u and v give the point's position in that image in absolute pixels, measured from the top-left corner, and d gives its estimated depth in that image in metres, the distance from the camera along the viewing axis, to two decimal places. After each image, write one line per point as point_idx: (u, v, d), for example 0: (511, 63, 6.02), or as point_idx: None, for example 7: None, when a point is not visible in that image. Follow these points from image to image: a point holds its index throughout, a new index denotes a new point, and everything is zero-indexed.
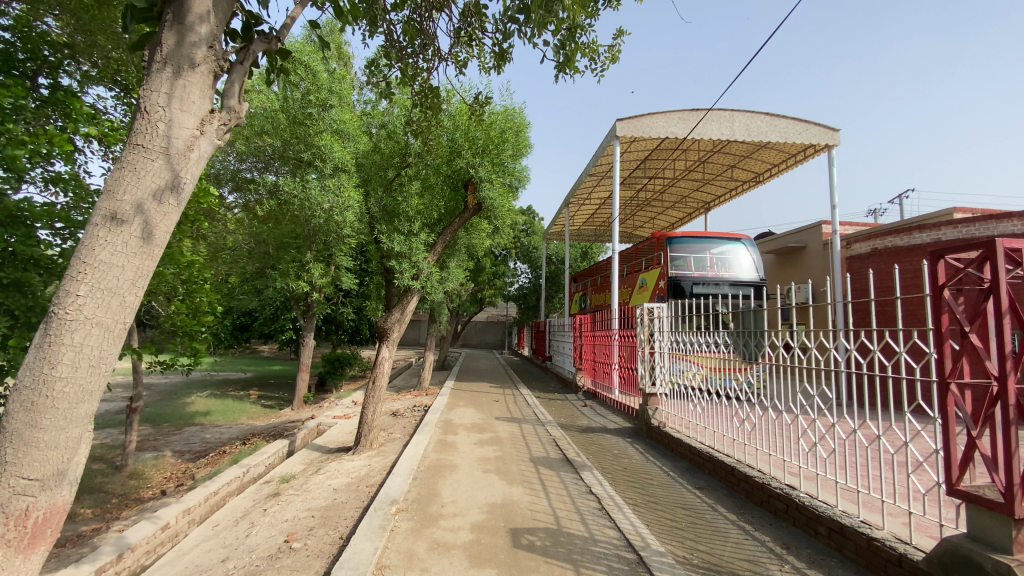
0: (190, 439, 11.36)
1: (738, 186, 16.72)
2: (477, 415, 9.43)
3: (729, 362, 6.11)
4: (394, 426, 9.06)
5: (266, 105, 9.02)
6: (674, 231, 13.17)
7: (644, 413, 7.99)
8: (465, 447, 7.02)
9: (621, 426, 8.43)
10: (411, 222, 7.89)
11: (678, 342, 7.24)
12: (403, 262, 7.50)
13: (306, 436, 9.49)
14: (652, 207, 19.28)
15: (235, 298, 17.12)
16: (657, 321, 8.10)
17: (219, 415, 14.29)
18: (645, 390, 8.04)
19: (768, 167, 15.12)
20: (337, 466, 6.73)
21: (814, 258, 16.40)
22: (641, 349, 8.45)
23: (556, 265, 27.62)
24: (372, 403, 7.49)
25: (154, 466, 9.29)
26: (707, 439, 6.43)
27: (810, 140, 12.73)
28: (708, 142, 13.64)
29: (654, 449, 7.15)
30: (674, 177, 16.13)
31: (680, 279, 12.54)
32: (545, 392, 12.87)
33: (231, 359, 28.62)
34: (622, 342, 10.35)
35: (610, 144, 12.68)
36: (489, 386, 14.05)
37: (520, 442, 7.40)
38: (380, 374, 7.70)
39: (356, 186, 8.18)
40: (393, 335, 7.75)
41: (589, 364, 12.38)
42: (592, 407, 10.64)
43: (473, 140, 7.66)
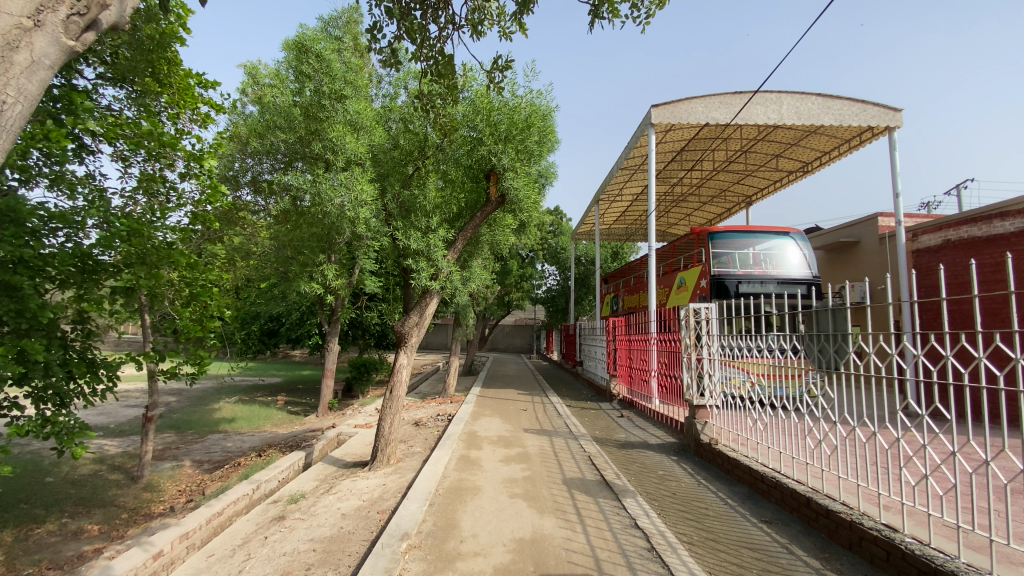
0: (211, 448, 11.09)
1: (783, 177, 15.50)
2: (504, 426, 8.72)
3: (799, 370, 5.16)
4: (414, 438, 8.45)
5: (280, 100, 8.62)
6: (716, 225, 12.17)
7: (691, 427, 7.04)
8: (491, 466, 6.30)
9: (664, 441, 7.54)
10: (429, 217, 7.25)
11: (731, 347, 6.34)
12: (421, 260, 6.88)
13: (324, 448, 9.00)
14: (688, 202, 18.18)
15: (261, 303, 17.02)
16: (704, 323, 7.18)
17: (243, 422, 14.09)
18: (691, 402, 7.11)
19: (818, 156, 13.90)
20: (350, 485, 6.14)
21: (870, 253, 15.01)
22: (685, 355, 7.55)
23: (585, 266, 26.72)
24: (390, 414, 6.89)
25: (170, 477, 9.00)
26: (773, 463, 5.47)
27: (868, 121, 11.52)
28: (751, 128, 12.58)
29: (705, 469, 6.26)
30: (713, 169, 15.08)
31: (723, 278, 11.52)
32: (577, 401, 12.04)
33: (261, 365, 28.95)
34: (662, 347, 9.43)
35: (644, 133, 11.80)
36: (517, 393, 13.30)
37: (551, 459, 6.63)
38: (399, 383, 7.10)
39: (372, 181, 7.64)
40: (411, 340, 7.13)
41: (625, 371, 11.46)
42: (629, 418, 9.74)
43: (495, 125, 7.01)
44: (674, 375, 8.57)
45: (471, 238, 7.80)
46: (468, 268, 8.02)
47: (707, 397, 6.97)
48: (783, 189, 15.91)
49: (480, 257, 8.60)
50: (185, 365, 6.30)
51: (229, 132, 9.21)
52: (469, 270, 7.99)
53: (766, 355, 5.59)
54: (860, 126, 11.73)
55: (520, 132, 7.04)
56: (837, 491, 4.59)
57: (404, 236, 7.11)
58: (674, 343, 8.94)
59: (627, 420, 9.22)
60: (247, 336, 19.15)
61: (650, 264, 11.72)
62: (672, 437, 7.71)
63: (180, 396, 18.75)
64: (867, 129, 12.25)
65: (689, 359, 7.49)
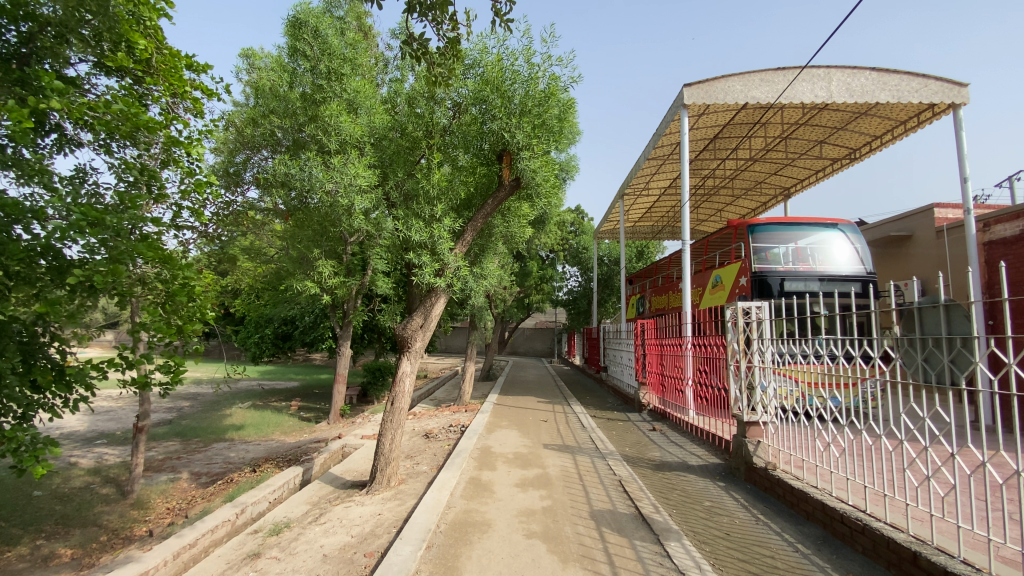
0: (213, 458, 10.48)
1: (826, 166, 14.22)
2: (522, 441, 7.77)
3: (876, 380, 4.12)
4: (422, 454, 7.60)
5: (275, 83, 7.90)
6: (756, 217, 11.03)
7: (741, 448, 5.95)
8: (504, 493, 5.38)
9: (708, 463, 6.46)
10: (433, 204, 6.34)
11: (789, 351, 5.24)
12: (424, 254, 6.03)
13: (325, 462, 8.24)
14: (720, 196, 16.97)
15: (273, 307, 16.52)
16: (753, 322, 6.05)
17: (252, 430, 13.51)
18: (740, 418, 6.03)
19: (868, 140, 12.60)
20: (342, 512, 5.31)
21: (928, 247, 13.56)
22: (729, 361, 6.44)
23: (608, 266, 25.59)
24: (391, 430, 6.05)
25: (163, 492, 8.37)
26: (852, 498, 4.39)
27: (930, 98, 10.26)
28: (794, 110, 11.42)
29: (762, 501, 5.20)
30: (749, 159, 13.91)
31: (766, 275, 10.33)
32: (602, 411, 11.02)
33: (278, 369, 28.71)
34: (702, 353, 8.32)
35: (675, 116, 10.75)
36: (537, 401, 12.35)
37: (576, 485, 5.67)
38: (402, 394, 6.26)
39: (373, 168, 6.85)
40: (415, 345, 6.28)
41: (656, 379, 10.35)
42: (663, 432, 8.65)
43: (509, 98, 6.14)
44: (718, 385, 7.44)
45: (482, 228, 6.93)
46: (481, 264, 7.15)
47: (759, 412, 5.87)
48: (826, 178, 14.59)
49: (495, 253, 7.72)
50: (157, 373, 5.39)
51: (224, 121, 8.56)
52: (481, 266, 7.11)
53: (839, 362, 4.49)
54: (920, 103, 10.47)
55: (539, 105, 6.15)
56: (954, 543, 3.49)
57: (407, 226, 6.24)
58: (717, 347, 7.81)
59: (660, 436, 8.15)
60: (261, 339, 18.74)
61: (683, 260, 10.62)
62: (718, 457, 6.61)
63: (194, 402, 18.47)
64: (927, 108, 10.97)
65: (735, 366, 6.38)
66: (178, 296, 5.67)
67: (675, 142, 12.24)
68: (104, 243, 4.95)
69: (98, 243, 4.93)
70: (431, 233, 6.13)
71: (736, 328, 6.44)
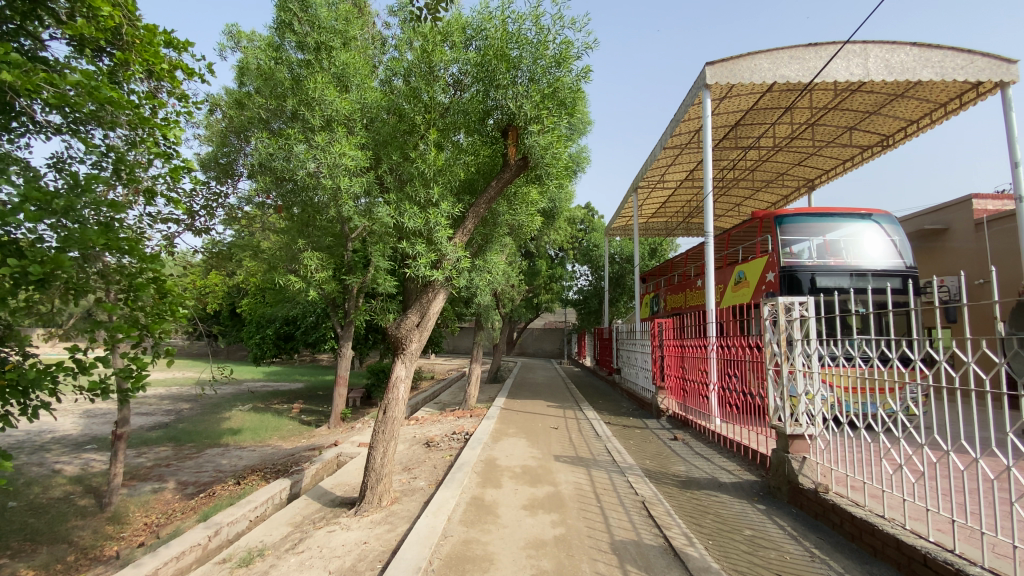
0: (203, 466, 9.90)
1: (855, 155, 13.34)
2: (530, 452, 7.05)
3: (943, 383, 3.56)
4: (421, 466, 6.91)
5: (262, 60, 7.26)
6: (784, 208, 10.20)
7: (783, 466, 5.15)
8: (510, 517, 4.66)
9: (743, 480, 5.68)
10: (429, 187, 5.63)
11: (844, 353, 4.42)
12: (419, 242, 5.32)
13: (317, 473, 7.59)
14: (740, 189, 16.10)
15: (273, 306, 15.96)
16: (795, 320, 5.21)
17: (249, 435, 12.93)
18: (781, 431, 5.23)
19: (903, 125, 11.73)
20: (324, 538, 4.63)
21: (966, 241, 12.63)
22: (766, 366, 5.62)
23: (620, 264, 24.79)
24: (383, 442, 5.37)
25: (144, 504, 7.77)
26: (935, 535, 3.58)
27: (976, 76, 9.40)
28: (824, 92, 10.60)
29: (814, 530, 4.41)
30: (772, 148, 13.08)
31: (796, 271, 9.46)
32: (617, 417, 10.25)
33: (283, 370, 28.24)
34: (731, 356, 7.50)
35: (696, 98, 9.97)
36: (547, 406, 11.60)
37: (593, 507, 4.92)
38: (395, 402, 5.53)
39: (364, 150, 6.21)
40: (410, 346, 5.58)
41: (676, 382, 9.55)
42: (686, 441, 7.85)
43: (516, 65, 5.44)
44: (751, 392, 6.63)
45: (485, 216, 6.25)
46: (483, 255, 6.44)
47: (805, 424, 5.05)
48: (855, 168, 13.67)
49: (500, 244, 7.01)
50: (114, 378, 4.70)
51: (210, 105, 7.97)
52: (483, 258, 6.40)
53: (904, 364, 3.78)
54: (965, 81, 9.61)
55: (549, 75, 5.45)
56: None
57: (399, 212, 5.53)
58: (749, 349, 6.99)
59: (683, 446, 7.38)
60: (262, 340, 18.21)
61: (706, 253, 9.80)
62: (752, 473, 5.84)
63: (195, 404, 17.99)
64: (971, 87, 10.09)
65: (773, 371, 5.57)
66: (139, 289, 4.92)
67: (694, 129, 11.53)
68: (54, 230, 4.28)
69: (46, 229, 4.28)
70: (427, 220, 5.44)
71: (773, 327, 5.60)
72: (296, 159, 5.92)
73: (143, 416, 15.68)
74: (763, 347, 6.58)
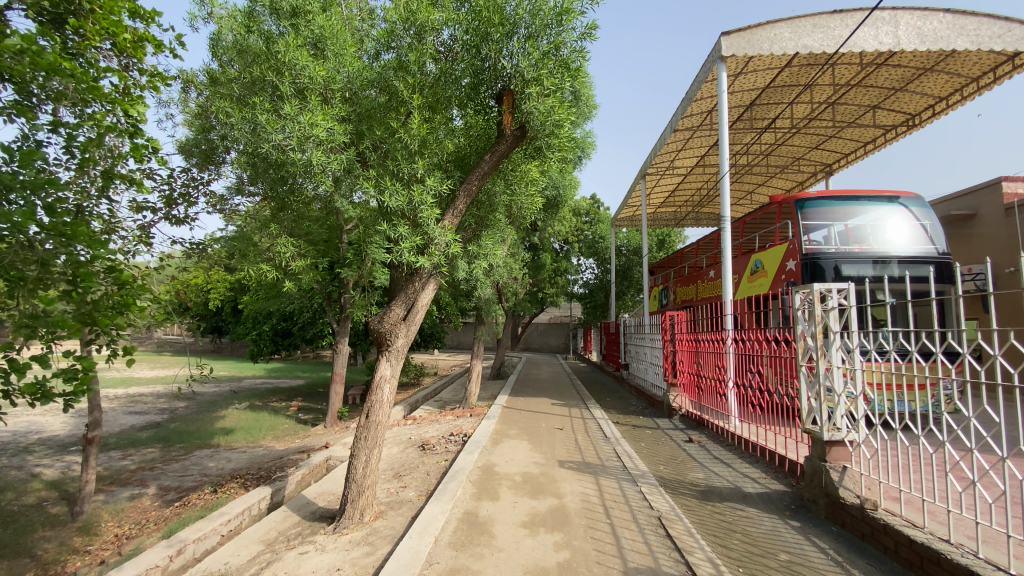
0: (189, 470, 9.39)
1: (877, 137, 12.56)
2: (533, 456, 6.45)
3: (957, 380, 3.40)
4: (412, 473, 6.33)
5: (236, 28, 6.62)
6: (806, 191, 9.50)
7: (818, 476, 4.50)
8: (506, 538, 4.06)
9: (772, 491, 5.04)
10: (414, 162, 4.99)
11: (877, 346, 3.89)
12: (401, 224, 4.70)
13: (303, 479, 7.03)
14: (753, 175, 15.36)
15: (268, 301, 15.42)
16: (833, 310, 4.55)
17: (242, 435, 12.42)
18: (816, 437, 4.58)
19: (930, 103, 10.96)
20: (294, 561, 4.06)
21: (997, 226, 11.84)
22: (799, 363, 4.97)
23: (627, 256, 24.08)
24: (365, 448, 4.78)
25: (119, 512, 7.27)
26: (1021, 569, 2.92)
27: (1016, 44, 8.62)
28: (846, 66, 9.87)
29: (861, 555, 3.77)
30: (789, 129, 12.33)
31: (819, 258, 8.73)
32: (626, 416, 9.64)
33: (284, 367, 27.78)
34: (754, 352, 6.84)
35: (710, 72, 9.27)
36: (551, 404, 10.99)
37: (602, 525, 4.32)
38: (378, 405, 4.91)
39: (345, 123, 5.59)
40: (396, 342, 4.96)
41: (690, 380, 8.90)
42: (702, 443, 7.21)
43: (512, 22, 4.79)
44: (779, 392, 5.97)
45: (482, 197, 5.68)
46: (476, 240, 5.81)
47: (846, 428, 4.40)
48: (877, 151, 12.89)
49: (497, 228, 6.38)
50: (55, 381, 4.09)
51: (185, 82, 7.36)
52: (478, 242, 5.76)
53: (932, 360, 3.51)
54: (1004, 51, 8.83)
55: (550, 35, 4.82)
56: None
57: (381, 189, 4.92)
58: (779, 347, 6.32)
59: (700, 450, 6.73)
60: (260, 336, 17.72)
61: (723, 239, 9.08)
62: (780, 482, 5.22)
63: (191, 402, 17.56)
64: (1007, 59, 9.31)
65: (807, 368, 4.91)
66: (83, 280, 4.11)
67: (706, 109, 10.87)
68: None
69: None
70: (412, 199, 4.81)
71: (807, 318, 4.93)
72: (266, 136, 5.28)
73: (135, 416, 15.25)
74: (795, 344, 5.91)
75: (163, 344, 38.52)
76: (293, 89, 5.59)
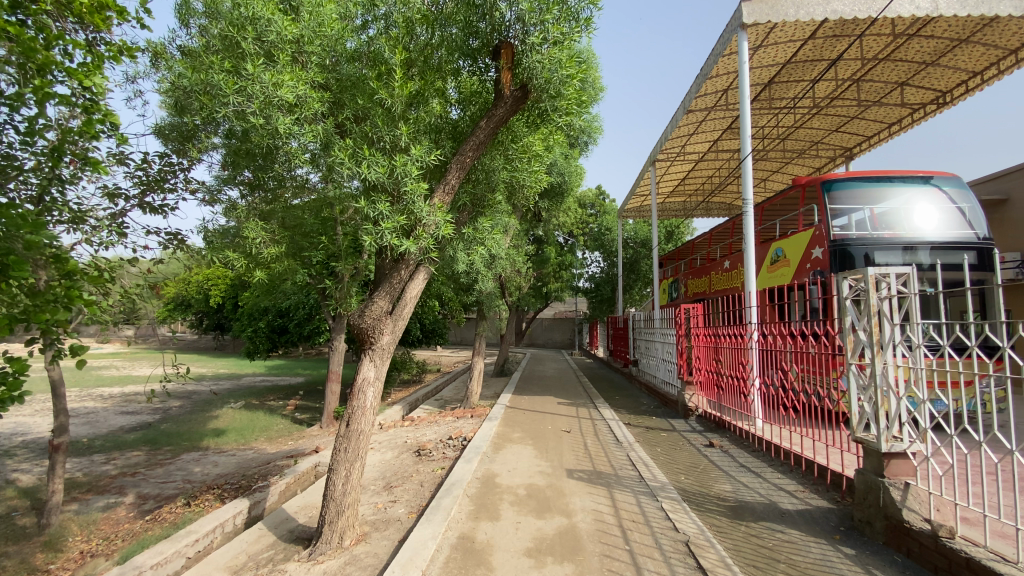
0: (172, 476, 8.84)
1: (904, 117, 11.77)
2: (539, 464, 5.82)
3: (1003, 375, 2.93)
4: (404, 484, 5.70)
5: None
6: (832, 172, 8.79)
7: (873, 493, 3.88)
8: (508, 571, 3.43)
9: (816, 508, 4.39)
10: (394, 127, 4.41)
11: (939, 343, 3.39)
12: (382, 201, 4.03)
13: (287, 488, 6.43)
14: (769, 161, 14.59)
15: (263, 297, 14.86)
16: (893, 299, 3.82)
17: (233, 436, 11.88)
18: (871, 448, 3.94)
19: (963, 79, 10.18)
20: None
21: None
22: (847, 360, 4.25)
23: (634, 249, 23.33)
24: (346, 462, 4.17)
25: (90, 525, 6.72)
26: None
27: None
28: (875, 37, 9.13)
29: None
30: (811, 110, 11.56)
31: (849, 244, 7.99)
32: (638, 417, 9.01)
33: (284, 364, 27.29)
34: (785, 349, 6.17)
35: (731, 42, 8.55)
36: (557, 403, 10.36)
37: (622, 553, 3.68)
38: (361, 411, 4.27)
39: (322, 92, 4.92)
40: (381, 339, 4.32)
41: (708, 378, 8.20)
42: (725, 448, 6.55)
43: None
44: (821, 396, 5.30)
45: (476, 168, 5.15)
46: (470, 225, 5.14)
47: (907, 437, 3.78)
48: (903, 132, 12.09)
49: (495, 212, 5.71)
50: None
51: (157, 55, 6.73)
52: (474, 225, 5.11)
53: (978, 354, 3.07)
54: None
55: None
56: None
57: (358, 161, 4.27)
58: (815, 345, 5.68)
59: (724, 457, 6.08)
60: (256, 332, 17.21)
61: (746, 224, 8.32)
62: (822, 497, 4.59)
63: (186, 402, 17.08)
64: None
65: (857, 366, 4.20)
66: (12, 270, 3.00)
67: (722, 87, 10.17)
68: None
69: None
70: (394, 171, 4.15)
71: (859, 307, 4.20)
72: (230, 104, 4.56)
73: (127, 416, 14.75)
74: (839, 341, 5.24)
75: (166, 342, 38.27)
76: (260, 50, 4.91)
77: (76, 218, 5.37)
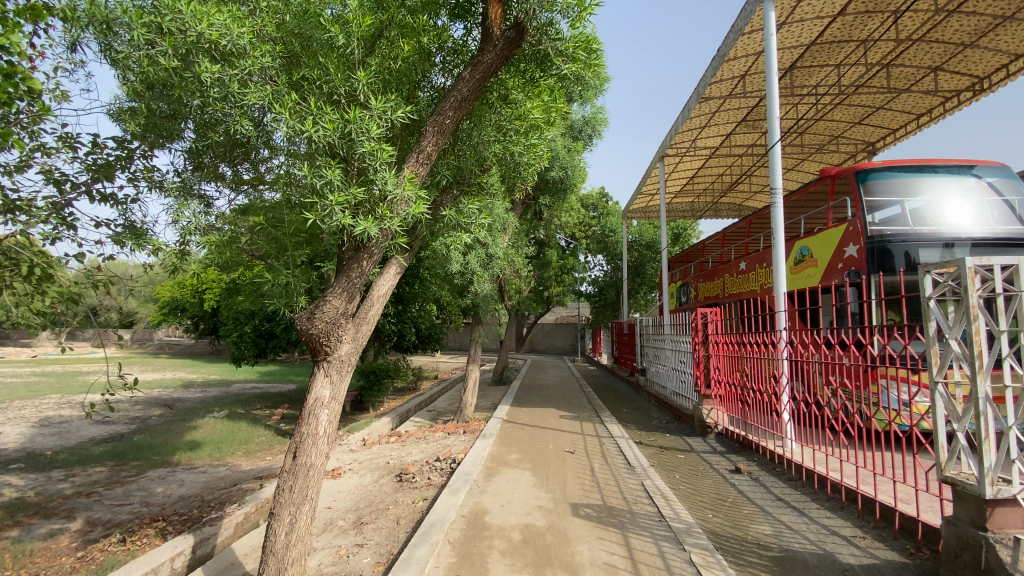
0: (130, 497, 7.94)
1: (936, 106, 10.87)
2: (538, 496, 4.91)
3: None
4: (378, 520, 4.78)
5: None
6: (867, 161, 7.91)
7: (977, 553, 2.94)
8: None
9: (887, 564, 3.48)
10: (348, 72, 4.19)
11: None
12: (333, 169, 3.21)
13: (245, 520, 5.52)
14: (785, 157, 13.71)
15: (246, 300, 14.04)
16: (998, 298, 2.91)
17: (209, 450, 10.97)
18: (974, 494, 2.99)
19: (1004, 62, 9.26)
20: None
21: None
22: (930, 378, 3.26)
23: (639, 252, 22.43)
24: (292, 504, 3.28)
25: (19, 558, 5.82)
26: None
27: None
28: (910, 13, 8.29)
29: None
30: (836, 98, 10.69)
31: (889, 242, 7.07)
32: (651, 434, 8.08)
33: (276, 371, 26.43)
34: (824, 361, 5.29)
35: (755, 15, 7.74)
36: (559, 417, 9.43)
37: None
38: (310, 442, 3.37)
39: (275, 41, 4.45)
40: (340, 349, 3.46)
41: (730, 391, 7.33)
42: (755, 475, 5.62)
43: None
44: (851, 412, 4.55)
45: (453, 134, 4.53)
46: (450, 208, 4.29)
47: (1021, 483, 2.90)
48: (935, 123, 11.21)
49: (487, 198, 4.81)
50: None
51: None
52: (462, 208, 4.26)
53: None
54: None
55: None
56: None
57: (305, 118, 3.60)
58: (849, 355, 4.90)
59: (758, 488, 5.15)
60: (242, 337, 16.36)
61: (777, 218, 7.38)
62: (891, 549, 3.67)
63: (167, 410, 16.15)
64: None
65: (946, 387, 3.21)
66: None
67: (739, 73, 9.34)
68: None
69: None
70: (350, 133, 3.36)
71: (951, 311, 3.21)
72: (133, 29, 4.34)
73: (101, 426, 13.86)
74: (878, 351, 4.47)
75: (160, 347, 37.57)
76: None
77: (4, 203, 4.50)
